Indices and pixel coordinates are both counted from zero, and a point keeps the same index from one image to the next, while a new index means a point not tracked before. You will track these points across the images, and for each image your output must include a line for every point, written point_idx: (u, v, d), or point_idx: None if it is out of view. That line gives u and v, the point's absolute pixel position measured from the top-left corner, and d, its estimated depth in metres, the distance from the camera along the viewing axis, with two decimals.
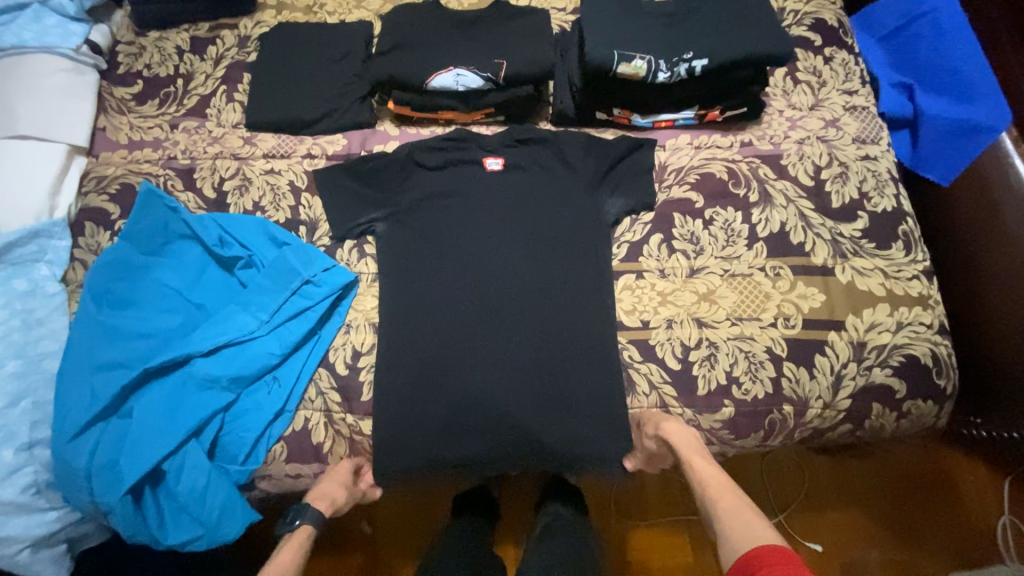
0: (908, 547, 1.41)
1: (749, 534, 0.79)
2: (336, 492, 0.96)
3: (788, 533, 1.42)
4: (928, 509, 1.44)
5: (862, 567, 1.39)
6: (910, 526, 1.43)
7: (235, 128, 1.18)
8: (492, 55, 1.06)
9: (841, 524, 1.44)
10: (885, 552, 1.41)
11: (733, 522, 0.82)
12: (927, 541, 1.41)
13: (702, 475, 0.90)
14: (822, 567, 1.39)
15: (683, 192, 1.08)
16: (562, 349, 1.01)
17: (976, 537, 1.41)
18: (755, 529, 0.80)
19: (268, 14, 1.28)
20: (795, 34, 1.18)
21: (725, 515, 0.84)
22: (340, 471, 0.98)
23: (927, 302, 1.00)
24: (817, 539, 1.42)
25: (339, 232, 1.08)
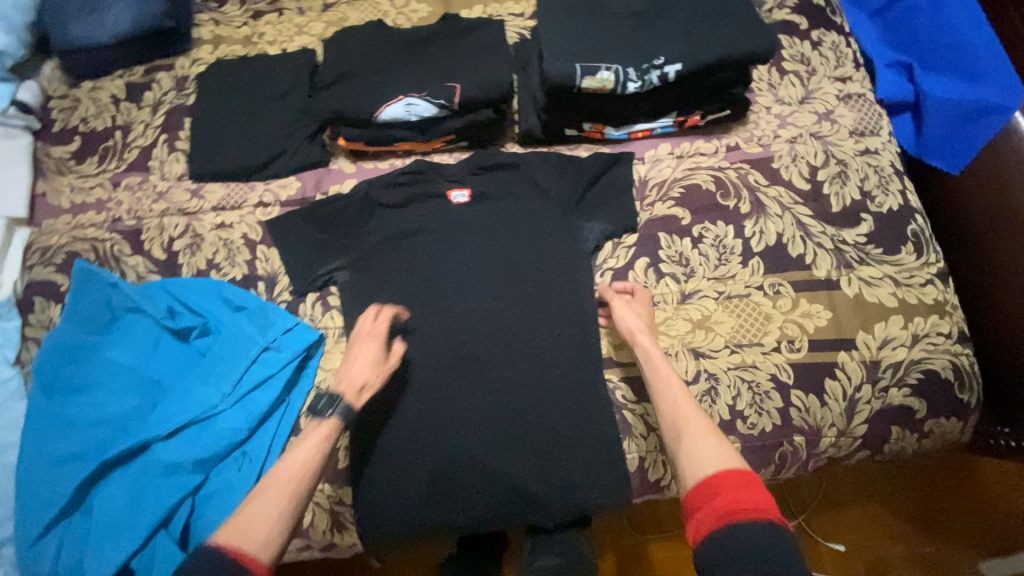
0: (936, 539, 1.34)
1: (710, 457, 0.71)
2: (362, 374, 0.85)
3: (808, 534, 1.36)
4: (953, 497, 1.37)
5: (888, 564, 1.33)
6: (937, 517, 1.36)
7: (179, 180, 1.09)
8: (443, 78, 0.96)
9: (864, 521, 1.36)
10: (910, 546, 1.34)
11: (693, 439, 0.74)
12: (955, 532, 1.34)
13: (666, 394, 0.81)
14: (845, 566, 1.33)
15: (667, 208, 0.99)
16: (550, 394, 0.93)
17: (1004, 527, 1.34)
18: (718, 450, 0.72)
19: (204, 51, 1.18)
20: (778, 20, 1.07)
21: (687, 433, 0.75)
22: (367, 345, 0.88)
23: (944, 309, 0.91)
24: (840, 538, 1.35)
25: (300, 285, 0.99)
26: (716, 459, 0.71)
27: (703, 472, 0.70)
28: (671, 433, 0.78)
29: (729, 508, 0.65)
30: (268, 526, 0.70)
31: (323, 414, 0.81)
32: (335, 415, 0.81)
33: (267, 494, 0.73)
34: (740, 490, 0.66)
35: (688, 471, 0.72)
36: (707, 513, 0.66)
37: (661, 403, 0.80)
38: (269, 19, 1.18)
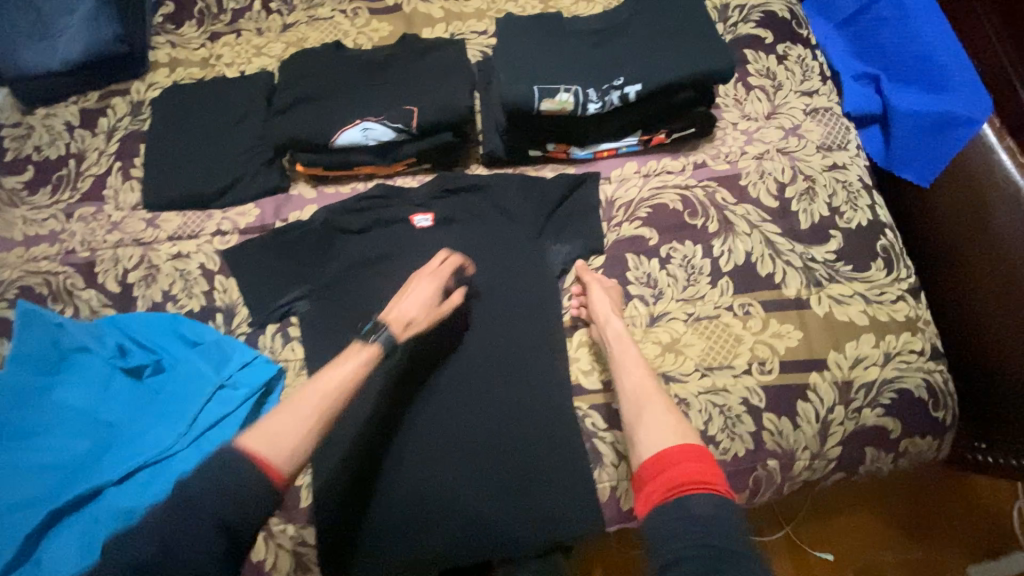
0: (925, 545, 1.32)
1: (666, 433, 0.74)
2: (413, 309, 0.86)
3: (795, 542, 1.34)
4: (941, 502, 1.35)
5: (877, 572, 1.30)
6: (925, 522, 1.34)
7: (134, 209, 1.06)
8: (401, 101, 0.94)
9: (852, 528, 1.34)
10: (898, 552, 1.32)
11: (647, 418, 0.77)
12: (944, 537, 1.33)
13: (630, 376, 0.83)
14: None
15: (634, 229, 0.97)
16: (518, 423, 0.90)
17: (991, 534, 1.32)
18: (674, 426, 0.75)
19: (161, 74, 1.15)
20: (742, 34, 1.06)
21: (642, 410, 0.79)
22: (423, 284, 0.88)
23: (916, 326, 0.90)
24: (828, 547, 1.33)
25: (259, 317, 0.95)
26: (671, 435, 0.74)
27: (658, 446, 0.73)
28: (630, 411, 0.80)
29: (677, 481, 0.68)
30: (291, 442, 0.69)
31: (366, 341, 0.82)
32: (377, 345, 0.81)
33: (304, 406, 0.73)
34: (689, 465, 0.69)
35: (644, 445, 0.75)
36: (659, 485, 0.70)
37: (623, 383, 0.83)
38: (227, 41, 1.15)
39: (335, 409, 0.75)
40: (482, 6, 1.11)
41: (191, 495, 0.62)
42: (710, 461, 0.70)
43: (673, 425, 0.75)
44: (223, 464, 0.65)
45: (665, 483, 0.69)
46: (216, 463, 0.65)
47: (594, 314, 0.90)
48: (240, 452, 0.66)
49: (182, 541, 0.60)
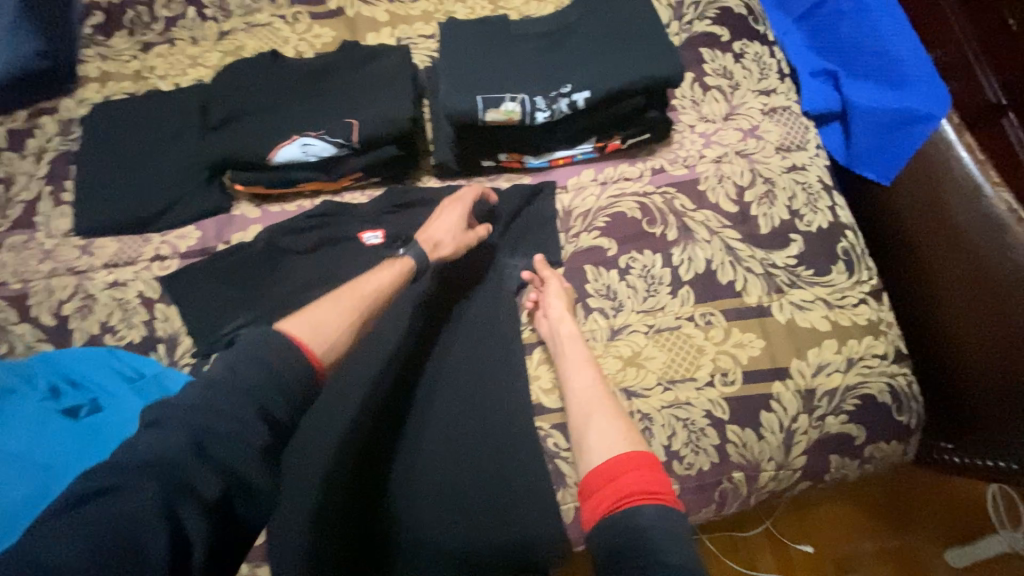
0: (903, 530, 1.28)
1: (615, 442, 0.75)
2: (441, 233, 0.89)
3: (775, 536, 1.29)
4: (919, 486, 1.32)
5: (857, 563, 1.27)
6: (903, 507, 1.30)
7: (67, 236, 1.00)
8: (342, 113, 0.89)
9: (831, 518, 1.30)
10: (877, 539, 1.28)
11: (594, 432, 0.77)
12: (923, 521, 1.29)
13: (579, 379, 0.83)
14: (814, 568, 1.26)
15: (592, 239, 0.94)
16: (478, 445, 0.87)
17: (972, 522, 1.28)
18: (621, 434, 0.76)
19: (91, 90, 1.09)
20: (698, 32, 1.02)
21: (590, 423, 0.78)
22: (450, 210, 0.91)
23: (878, 329, 0.88)
24: (807, 539, 1.29)
25: (203, 346, 0.89)
26: (620, 443, 0.74)
27: (607, 455, 0.73)
28: (578, 417, 0.80)
29: (621, 494, 0.69)
30: (331, 335, 0.74)
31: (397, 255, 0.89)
32: (410, 257, 0.87)
33: (337, 304, 0.79)
34: (632, 478, 0.69)
35: (595, 453, 0.75)
36: (608, 493, 0.70)
37: (572, 387, 0.83)
38: (160, 52, 1.09)
39: (369, 315, 0.82)
40: (428, 8, 1.06)
41: (234, 380, 0.62)
42: (655, 472, 0.70)
43: (618, 436, 0.76)
44: (263, 351, 0.66)
45: (609, 496, 0.70)
46: (257, 349, 0.66)
47: (547, 305, 0.89)
48: (289, 339, 0.69)
49: (221, 430, 0.57)
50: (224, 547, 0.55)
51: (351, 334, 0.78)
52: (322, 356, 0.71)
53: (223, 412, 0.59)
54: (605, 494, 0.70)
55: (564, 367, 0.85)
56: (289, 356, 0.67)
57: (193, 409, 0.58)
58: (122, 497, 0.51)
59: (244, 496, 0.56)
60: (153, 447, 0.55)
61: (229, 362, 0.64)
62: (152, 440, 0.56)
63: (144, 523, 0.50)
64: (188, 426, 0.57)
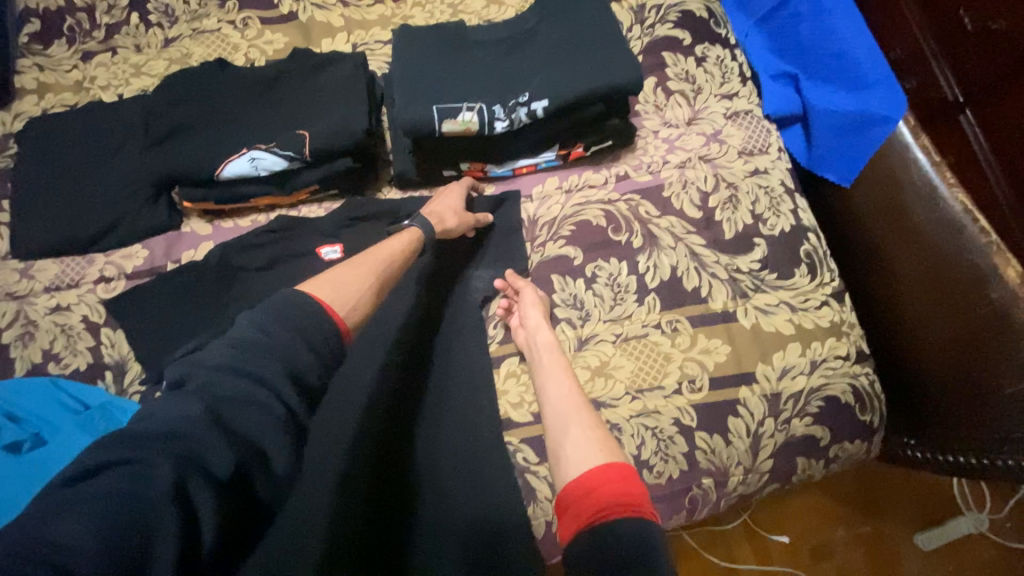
0: (877, 518, 1.30)
1: (592, 452, 0.69)
2: (446, 209, 0.87)
3: (751, 528, 1.30)
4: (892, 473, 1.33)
5: (833, 551, 1.28)
6: (877, 495, 1.32)
7: (5, 259, 0.94)
8: (293, 125, 0.86)
9: (806, 509, 1.32)
10: (852, 528, 1.29)
11: (571, 443, 0.72)
12: (895, 508, 1.30)
13: (558, 388, 0.80)
14: (791, 559, 1.28)
15: (558, 248, 0.93)
16: (444, 462, 0.84)
17: (944, 506, 1.29)
18: (600, 445, 0.70)
19: (28, 102, 1.03)
20: (660, 36, 1.01)
21: (567, 434, 0.73)
22: (453, 190, 0.90)
23: (840, 330, 0.89)
24: (783, 530, 1.30)
25: (153, 373, 0.85)
26: (598, 453, 0.68)
27: (584, 466, 0.67)
28: (557, 427, 0.75)
29: (602, 505, 0.61)
30: (354, 297, 0.69)
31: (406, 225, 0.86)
32: (416, 227, 0.84)
33: (358, 267, 0.74)
34: (614, 488, 0.62)
35: (571, 464, 0.69)
36: (585, 507, 0.62)
37: (550, 397, 0.79)
38: (102, 60, 1.03)
39: (389, 278, 0.77)
40: (385, 12, 1.03)
41: (263, 341, 0.57)
42: (637, 481, 0.63)
43: (598, 447, 0.70)
44: (290, 311, 0.61)
45: (588, 508, 0.62)
46: (284, 307, 0.62)
47: (529, 309, 0.87)
48: (312, 301, 0.63)
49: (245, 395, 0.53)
50: (238, 532, 0.50)
51: (374, 298, 0.73)
52: (345, 319, 0.66)
53: (246, 367, 0.55)
54: (594, 503, 0.62)
55: (544, 375, 0.82)
56: (308, 312, 0.62)
57: (216, 372, 0.54)
58: (133, 467, 0.45)
59: (260, 469, 0.51)
60: (171, 413, 0.50)
61: (254, 318, 0.60)
62: (168, 405, 0.51)
63: (155, 495, 0.44)
64: (206, 389, 0.52)
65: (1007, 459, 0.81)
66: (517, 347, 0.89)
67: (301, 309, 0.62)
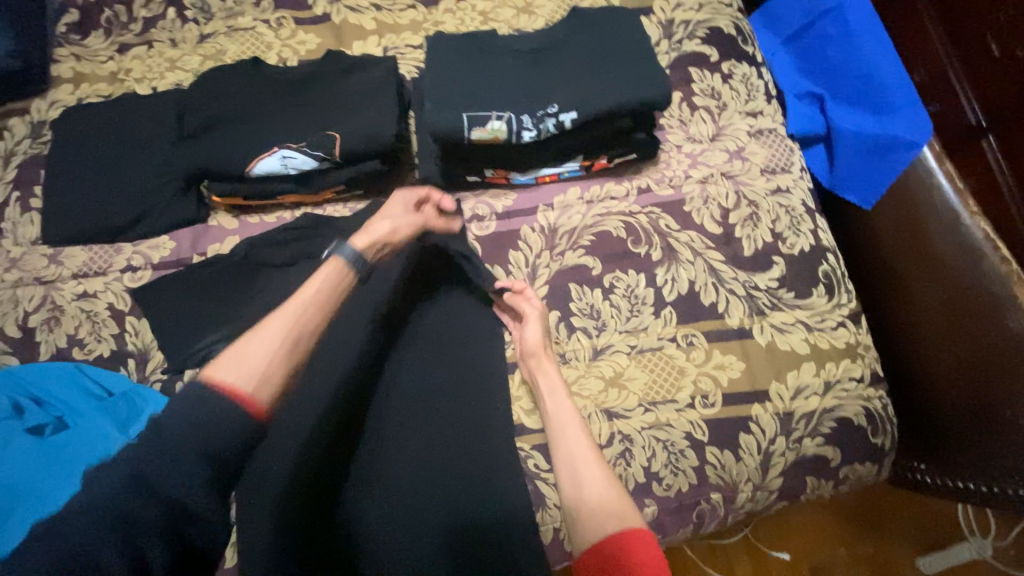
0: (875, 540, 1.29)
1: (609, 516, 0.73)
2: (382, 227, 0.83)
3: (752, 544, 1.30)
4: (890, 497, 1.32)
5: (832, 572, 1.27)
6: (875, 517, 1.31)
7: (35, 244, 0.96)
8: (324, 125, 0.87)
9: (807, 527, 1.31)
10: (851, 548, 1.29)
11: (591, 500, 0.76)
12: (894, 531, 1.30)
13: (567, 438, 0.81)
14: None
15: (577, 257, 0.94)
16: (450, 466, 0.84)
17: (945, 531, 1.29)
18: (615, 505, 0.74)
19: (64, 91, 1.05)
20: (688, 51, 1.02)
21: (584, 489, 0.77)
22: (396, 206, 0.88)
23: (856, 352, 0.89)
24: (784, 547, 1.30)
25: (174, 362, 0.87)
26: (614, 518, 0.73)
27: (603, 532, 0.72)
28: (570, 480, 0.78)
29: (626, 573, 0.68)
30: (263, 365, 0.63)
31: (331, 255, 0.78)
32: (340, 258, 0.76)
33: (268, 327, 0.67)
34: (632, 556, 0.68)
35: (590, 528, 0.74)
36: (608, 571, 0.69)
37: (559, 440, 0.81)
38: (137, 53, 1.05)
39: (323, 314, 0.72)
40: (417, 17, 1.04)
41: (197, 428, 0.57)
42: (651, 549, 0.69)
43: (618, 505, 0.75)
44: None
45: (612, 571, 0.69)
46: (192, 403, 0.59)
47: (528, 348, 0.87)
48: (215, 393, 0.59)
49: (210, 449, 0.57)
50: None
51: (295, 356, 0.67)
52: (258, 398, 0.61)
53: None
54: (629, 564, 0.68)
55: (551, 418, 0.83)
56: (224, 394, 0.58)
57: None
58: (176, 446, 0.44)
59: None
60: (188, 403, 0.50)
61: None
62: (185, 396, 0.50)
63: None
64: None
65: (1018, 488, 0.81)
66: (523, 377, 0.90)
67: (207, 406, 0.58)
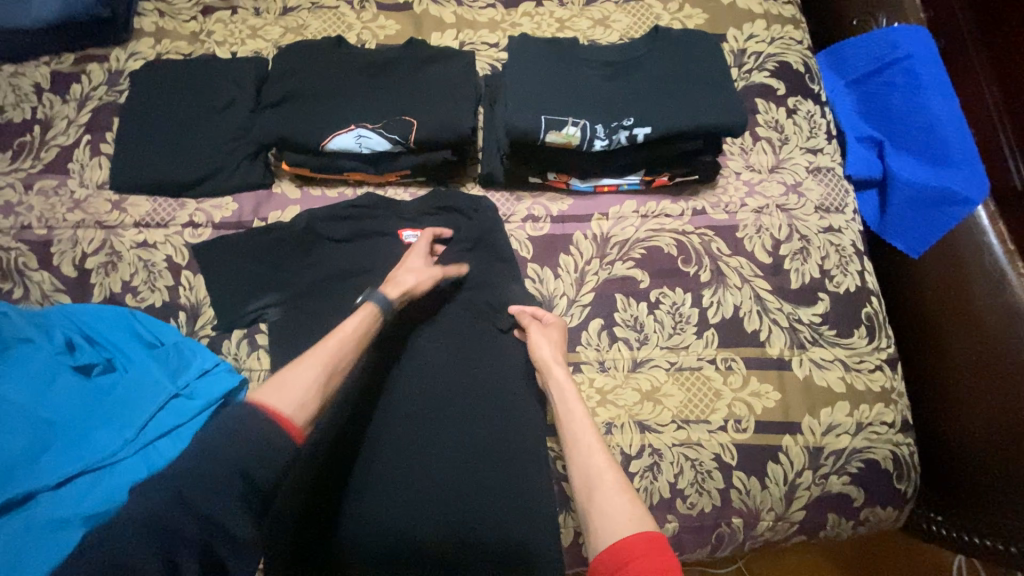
0: None
1: (620, 519, 0.63)
2: (410, 278, 0.85)
3: None
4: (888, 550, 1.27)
5: None
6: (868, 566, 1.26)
7: (100, 189, 0.99)
8: (400, 110, 0.89)
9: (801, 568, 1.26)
10: None
11: (602, 501, 0.66)
12: None
13: (579, 446, 0.73)
14: None
15: (626, 269, 0.95)
16: (480, 458, 0.83)
17: None
18: (630, 510, 0.64)
19: (145, 45, 1.07)
20: (756, 82, 1.05)
21: (596, 490, 0.68)
22: (418, 253, 0.88)
23: (890, 397, 0.90)
24: None
25: (224, 321, 0.89)
26: (624, 520, 0.63)
27: (612, 537, 0.62)
28: (581, 489, 0.70)
29: None
30: (301, 395, 0.68)
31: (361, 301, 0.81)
32: (373, 305, 0.80)
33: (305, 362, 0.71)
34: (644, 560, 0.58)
35: (597, 532, 0.64)
36: None
37: (570, 439, 0.75)
38: (221, 17, 1.08)
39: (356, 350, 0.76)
40: (496, 16, 1.06)
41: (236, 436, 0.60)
42: (665, 554, 0.58)
43: (631, 509, 0.65)
44: None
45: None
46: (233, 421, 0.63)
47: (535, 361, 0.84)
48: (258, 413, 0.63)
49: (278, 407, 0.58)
50: None
51: (330, 386, 0.71)
52: (294, 423, 0.65)
53: None
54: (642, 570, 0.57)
55: (562, 425, 0.77)
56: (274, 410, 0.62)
57: None
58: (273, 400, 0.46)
59: None
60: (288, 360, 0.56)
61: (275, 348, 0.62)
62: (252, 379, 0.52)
63: None
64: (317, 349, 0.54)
65: None
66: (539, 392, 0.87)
67: (249, 426, 0.62)
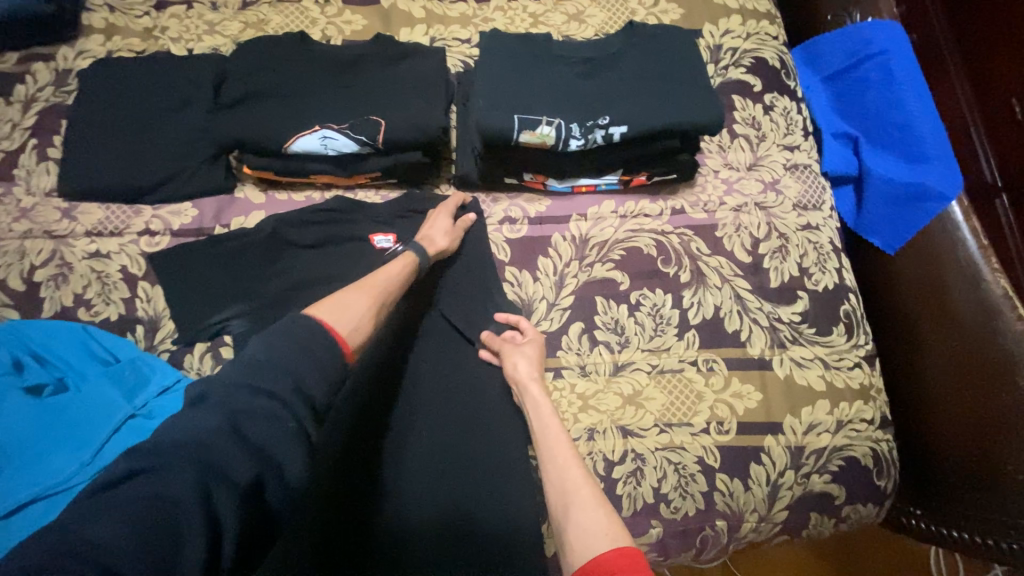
0: None
1: (595, 533, 0.59)
2: (441, 237, 0.86)
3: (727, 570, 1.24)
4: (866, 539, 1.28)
5: None
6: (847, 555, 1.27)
7: (49, 196, 0.93)
8: (368, 109, 0.85)
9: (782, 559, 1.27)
10: None
11: (580, 516, 0.62)
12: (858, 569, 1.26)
13: (555, 459, 0.71)
14: None
15: (605, 271, 0.93)
16: (458, 471, 0.80)
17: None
18: (606, 523, 0.61)
19: (94, 42, 1.01)
20: (732, 79, 1.03)
21: (571, 504, 0.64)
22: (443, 215, 0.88)
23: (869, 394, 0.91)
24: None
25: (186, 334, 0.84)
26: (600, 534, 0.59)
27: (589, 552, 0.58)
28: (557, 504, 0.66)
29: None
30: (357, 317, 0.65)
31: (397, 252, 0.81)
32: (412, 253, 0.80)
33: (356, 293, 0.68)
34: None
35: (574, 550, 0.59)
36: None
37: (548, 454, 0.72)
38: (176, 12, 1.02)
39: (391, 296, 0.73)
40: (467, 11, 1.03)
41: (266, 360, 0.54)
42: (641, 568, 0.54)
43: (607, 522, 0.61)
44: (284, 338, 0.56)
45: None
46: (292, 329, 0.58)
47: (513, 382, 0.81)
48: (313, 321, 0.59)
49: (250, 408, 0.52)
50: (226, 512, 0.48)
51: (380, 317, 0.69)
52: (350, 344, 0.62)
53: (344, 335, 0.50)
54: None
55: (539, 439, 0.74)
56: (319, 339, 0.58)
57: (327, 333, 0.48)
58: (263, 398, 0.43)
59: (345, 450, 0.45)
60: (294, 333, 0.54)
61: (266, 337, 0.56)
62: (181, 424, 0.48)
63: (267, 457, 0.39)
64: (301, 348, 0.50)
65: (1012, 541, 0.83)
66: (516, 403, 0.84)
67: (306, 335, 0.57)
